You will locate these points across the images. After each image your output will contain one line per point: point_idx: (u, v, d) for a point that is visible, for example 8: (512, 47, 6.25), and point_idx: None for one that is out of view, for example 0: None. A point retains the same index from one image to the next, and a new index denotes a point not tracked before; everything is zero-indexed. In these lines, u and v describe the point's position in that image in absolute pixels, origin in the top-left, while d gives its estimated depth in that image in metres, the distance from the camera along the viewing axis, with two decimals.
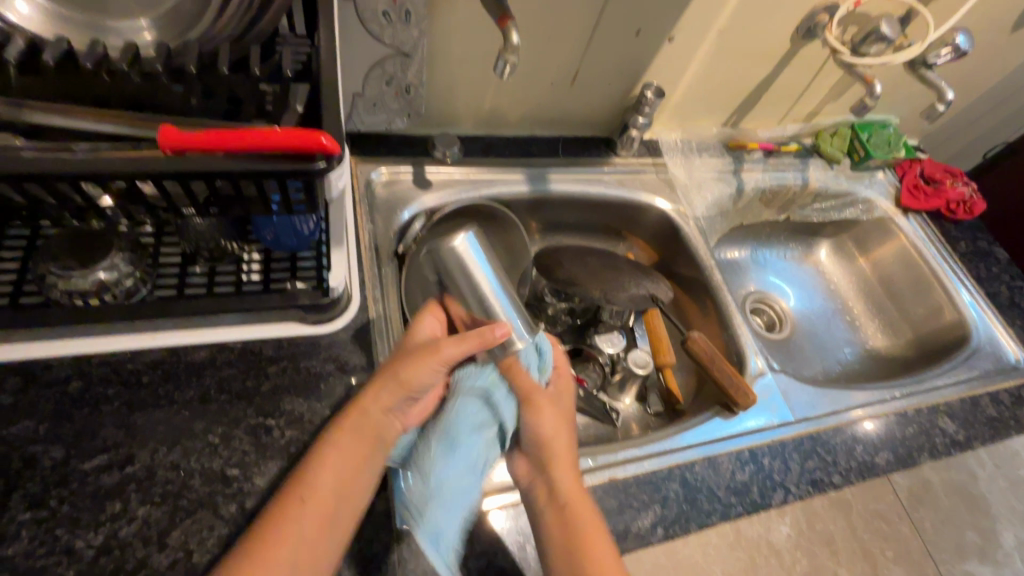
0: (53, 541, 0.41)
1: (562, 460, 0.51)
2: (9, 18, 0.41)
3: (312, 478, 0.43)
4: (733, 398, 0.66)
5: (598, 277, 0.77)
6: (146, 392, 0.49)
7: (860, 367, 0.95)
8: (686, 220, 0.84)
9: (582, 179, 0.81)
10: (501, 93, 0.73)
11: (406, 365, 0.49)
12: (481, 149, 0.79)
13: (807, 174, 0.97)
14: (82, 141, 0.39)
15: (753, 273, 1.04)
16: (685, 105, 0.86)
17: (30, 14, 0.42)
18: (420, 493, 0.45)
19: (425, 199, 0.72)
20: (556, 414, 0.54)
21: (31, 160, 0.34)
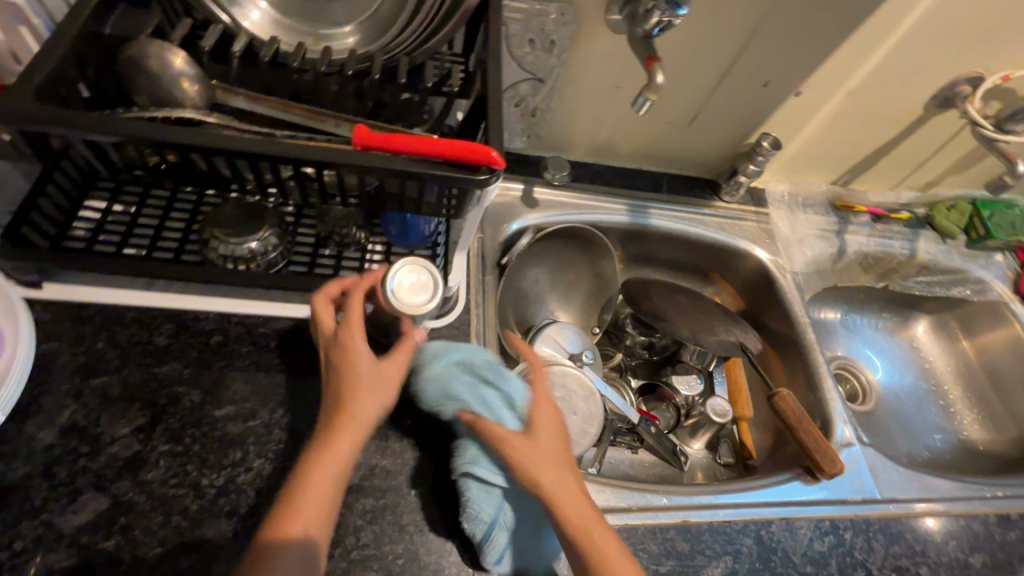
0: (184, 475, 0.46)
1: (569, 505, 0.45)
2: (246, 26, 0.48)
3: (302, 503, 0.40)
4: (818, 464, 0.63)
5: (687, 316, 0.77)
6: (272, 355, 0.53)
7: (952, 457, 0.89)
8: (784, 273, 0.83)
9: (683, 218, 0.82)
10: (618, 126, 0.76)
11: (367, 402, 0.44)
12: (589, 176, 0.81)
13: (916, 245, 0.93)
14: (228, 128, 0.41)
15: (842, 338, 1.00)
16: (798, 159, 0.85)
17: (259, 22, 0.49)
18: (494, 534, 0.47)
19: (531, 216, 0.75)
20: (545, 451, 0.47)
21: (236, 138, 0.37)
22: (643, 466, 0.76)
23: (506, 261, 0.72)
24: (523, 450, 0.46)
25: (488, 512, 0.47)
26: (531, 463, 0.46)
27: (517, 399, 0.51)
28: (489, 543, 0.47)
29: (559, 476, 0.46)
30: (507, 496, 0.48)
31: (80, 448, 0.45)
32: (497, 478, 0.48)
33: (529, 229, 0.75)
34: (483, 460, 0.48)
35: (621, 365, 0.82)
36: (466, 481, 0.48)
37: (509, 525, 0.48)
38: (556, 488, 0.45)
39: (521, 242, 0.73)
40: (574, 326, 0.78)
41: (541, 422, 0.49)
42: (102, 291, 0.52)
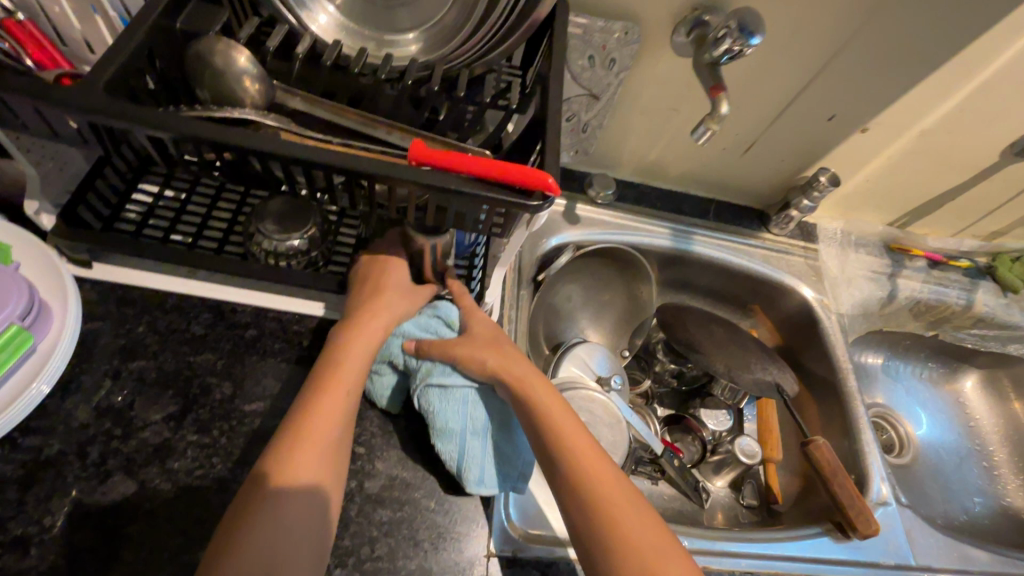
0: (209, 467, 0.46)
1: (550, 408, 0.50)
2: (312, 28, 0.48)
3: (312, 425, 0.44)
4: (851, 520, 0.60)
5: (723, 349, 0.74)
6: (303, 353, 0.54)
7: (992, 523, 0.84)
8: (829, 314, 0.79)
9: (727, 247, 0.79)
10: (670, 148, 0.73)
11: (384, 318, 0.52)
12: (633, 195, 0.80)
13: (974, 296, 0.88)
14: (283, 130, 0.41)
15: (882, 385, 0.95)
16: (855, 197, 0.81)
17: (325, 25, 0.49)
18: (465, 443, 0.50)
19: (571, 233, 0.74)
20: (489, 339, 0.54)
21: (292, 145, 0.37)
22: (662, 499, 0.74)
23: (541, 277, 0.72)
24: (465, 345, 0.53)
25: (455, 422, 0.50)
26: (476, 349, 0.52)
27: (451, 314, 0.57)
28: (464, 454, 0.49)
29: (512, 362, 0.52)
30: (470, 403, 0.52)
31: (113, 430, 0.46)
32: (455, 380, 0.52)
33: (568, 245, 0.74)
34: (437, 367, 0.52)
35: (648, 391, 0.81)
36: (427, 391, 0.51)
37: (480, 430, 0.51)
38: (514, 368, 0.51)
39: (559, 260, 0.72)
40: (603, 347, 0.77)
41: (479, 321, 0.55)
42: (144, 277, 0.53)
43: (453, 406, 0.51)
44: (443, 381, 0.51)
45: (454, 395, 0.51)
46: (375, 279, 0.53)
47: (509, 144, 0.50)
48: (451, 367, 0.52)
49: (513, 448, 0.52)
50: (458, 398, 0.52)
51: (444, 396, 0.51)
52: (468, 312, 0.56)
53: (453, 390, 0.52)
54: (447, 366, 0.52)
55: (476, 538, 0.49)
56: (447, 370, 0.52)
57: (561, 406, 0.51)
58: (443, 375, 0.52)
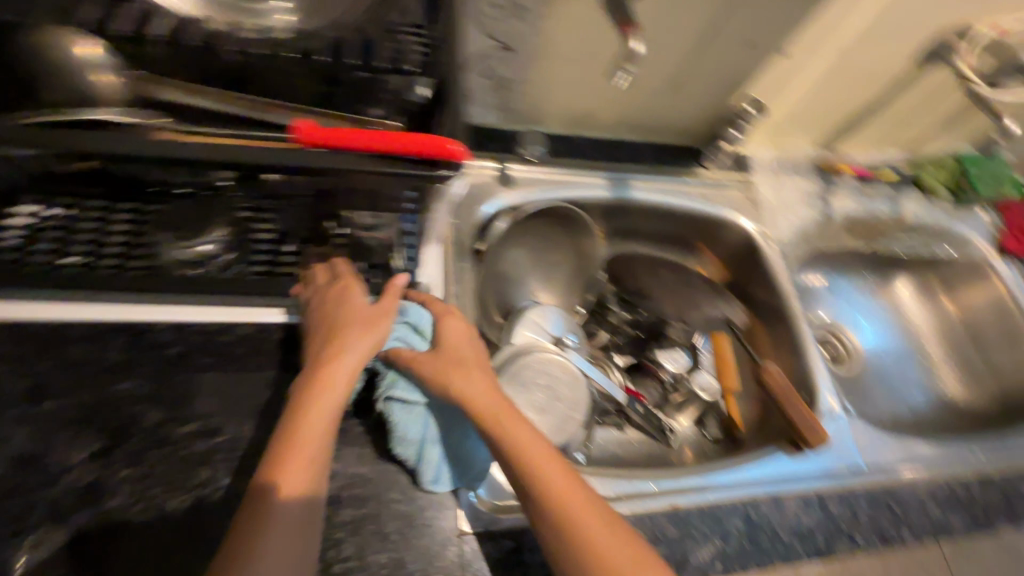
0: (148, 500, 0.43)
1: (524, 442, 0.47)
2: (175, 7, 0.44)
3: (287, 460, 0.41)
4: (802, 434, 0.64)
5: (674, 293, 0.77)
6: (236, 365, 0.50)
7: (931, 414, 0.92)
8: (768, 242, 0.81)
9: (666, 191, 0.79)
10: (595, 95, 0.71)
11: (352, 348, 0.47)
12: (566, 148, 0.77)
13: (899, 205, 0.92)
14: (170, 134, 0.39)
15: (825, 301, 0.99)
16: (784, 122, 0.81)
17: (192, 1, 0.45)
18: (421, 451, 0.49)
19: (506, 196, 0.70)
20: (451, 355, 0.51)
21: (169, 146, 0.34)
22: (631, 446, 0.75)
23: (478, 246, 0.68)
24: (431, 362, 0.50)
25: (413, 432, 0.49)
26: (438, 368, 0.50)
27: (422, 322, 0.55)
28: (421, 460, 0.49)
29: (474, 383, 0.49)
30: (431, 414, 0.51)
31: (33, 480, 0.42)
32: (416, 395, 0.50)
33: (503, 211, 0.70)
34: (399, 380, 0.51)
35: (605, 343, 0.80)
36: (388, 403, 0.50)
37: (442, 437, 0.50)
38: (474, 390, 0.49)
39: (496, 228, 0.69)
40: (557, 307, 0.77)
41: (451, 328, 0.53)
42: (41, 309, 0.48)
43: (411, 417, 0.50)
44: (400, 395, 0.50)
45: (413, 406, 0.50)
46: (343, 301, 0.49)
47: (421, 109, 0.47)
48: (414, 380, 0.51)
49: (475, 454, 0.51)
50: (417, 408, 0.50)
51: (402, 408, 0.50)
52: (441, 317, 0.54)
53: (411, 402, 0.50)
54: (407, 379, 0.51)
55: (446, 520, 0.49)
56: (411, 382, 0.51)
57: (523, 426, 0.48)
58: (406, 389, 0.51)
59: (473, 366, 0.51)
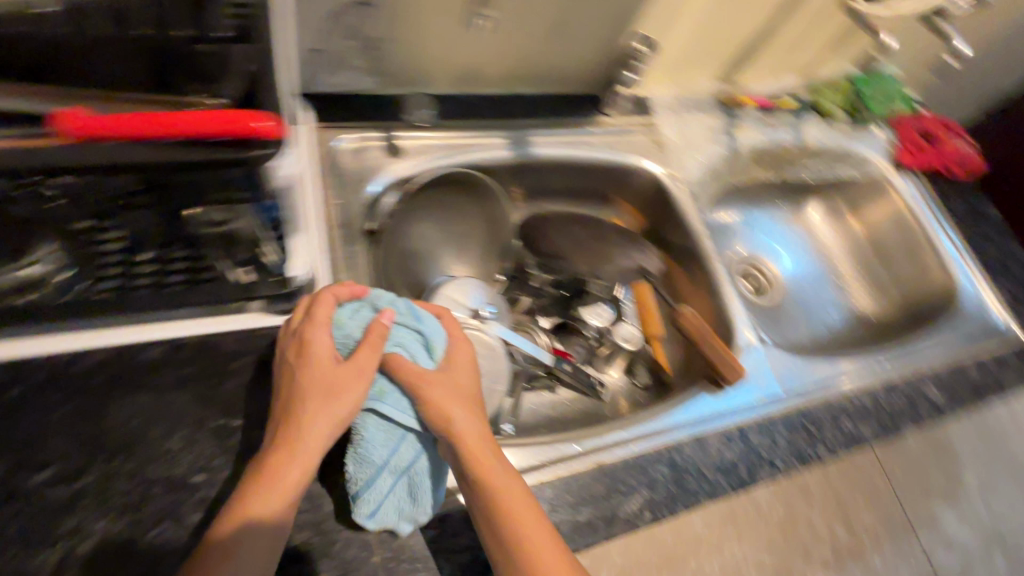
0: (4, 562, 0.39)
1: (508, 497, 0.46)
2: None
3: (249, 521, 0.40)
4: (720, 371, 0.65)
5: (582, 247, 0.76)
6: (93, 397, 0.45)
7: (846, 330, 0.96)
8: (676, 184, 0.80)
9: (569, 142, 0.76)
10: (477, 47, 0.65)
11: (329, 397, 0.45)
12: (459, 108, 0.72)
13: (802, 132, 0.93)
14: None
15: (742, 236, 1.01)
16: (679, 58, 0.79)
17: None
18: (371, 478, 0.46)
19: (397, 167, 0.65)
20: (455, 393, 0.50)
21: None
22: (564, 406, 0.74)
23: (373, 226, 0.62)
24: (438, 391, 0.48)
25: (377, 454, 0.46)
26: (442, 400, 0.48)
27: (436, 340, 0.52)
28: (369, 487, 0.46)
29: (469, 428, 0.48)
30: (405, 440, 0.48)
31: None
32: (400, 419, 0.48)
33: (392, 184, 0.65)
34: (388, 394, 0.48)
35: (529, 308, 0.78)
36: (365, 414, 0.47)
37: (407, 469, 0.47)
38: (469, 437, 0.48)
39: (387, 201, 0.63)
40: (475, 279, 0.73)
41: (456, 362, 0.52)
42: None
43: (378, 438, 0.47)
44: (387, 413, 0.47)
45: (388, 428, 0.48)
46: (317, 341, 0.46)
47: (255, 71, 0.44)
48: (406, 401, 0.49)
49: (423, 496, 0.47)
50: (397, 435, 0.48)
51: (378, 427, 0.47)
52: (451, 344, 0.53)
53: (389, 423, 0.48)
54: (399, 396, 0.48)
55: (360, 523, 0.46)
56: (402, 401, 0.48)
57: (497, 466, 0.47)
58: (393, 408, 0.48)
59: (469, 406, 0.49)
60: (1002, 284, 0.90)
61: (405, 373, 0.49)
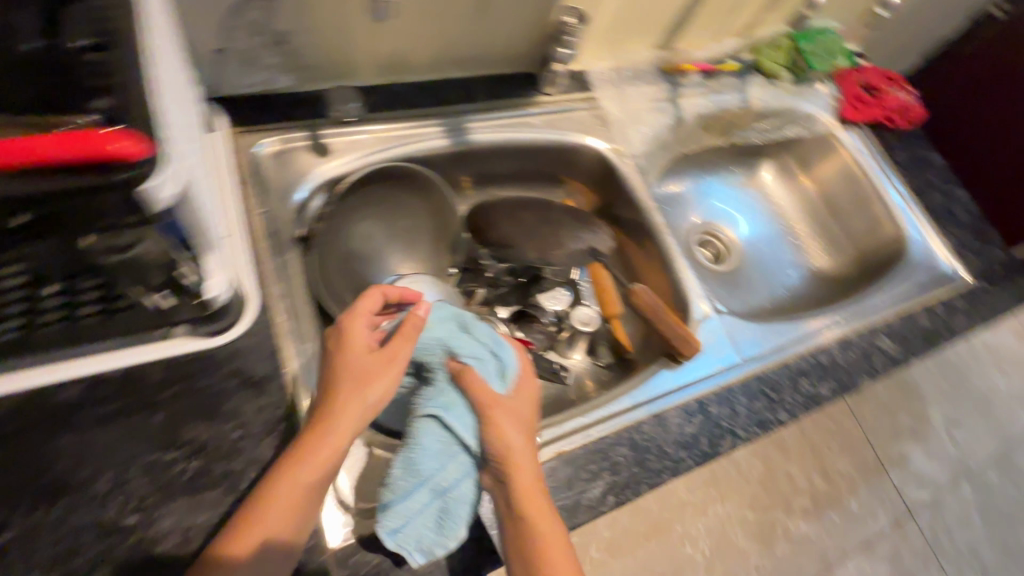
0: None
1: (545, 531, 0.46)
2: None
3: (285, 487, 0.42)
4: (676, 347, 0.65)
5: (531, 233, 0.72)
6: (7, 447, 0.42)
7: (805, 288, 0.97)
8: (623, 159, 0.79)
9: (508, 126, 0.73)
10: (398, 33, 0.62)
11: (363, 381, 0.46)
12: (388, 98, 0.68)
13: (747, 94, 0.92)
14: None
15: (696, 204, 1.01)
16: (615, 29, 0.77)
17: None
18: (413, 488, 0.47)
19: (326, 168, 0.62)
20: (517, 424, 0.51)
21: None
22: None
23: (303, 232, 0.58)
24: (504, 419, 0.50)
25: (427, 466, 0.48)
26: (503, 428, 0.50)
27: (509, 367, 0.54)
28: (409, 494, 0.47)
29: (526, 471, 0.48)
30: (457, 460, 0.49)
31: None
32: (458, 436, 0.49)
33: (321, 186, 0.61)
34: (455, 408, 0.50)
35: (487, 298, 0.76)
36: (424, 421, 0.50)
37: (444, 492, 0.48)
38: (524, 477, 0.48)
39: (313, 206, 0.60)
40: (427, 275, 0.70)
41: (522, 392, 0.54)
42: None
43: (431, 448, 0.48)
44: (450, 424, 0.49)
45: (445, 443, 0.49)
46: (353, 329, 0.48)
47: (110, 85, 0.32)
48: (470, 419, 0.50)
49: (452, 526, 0.47)
50: (453, 451, 0.49)
51: (437, 438, 0.49)
52: (521, 375, 0.54)
53: (450, 436, 0.49)
54: (464, 413, 0.50)
55: None
56: (466, 419, 0.50)
57: (546, 509, 0.48)
58: (457, 421, 0.50)
59: (527, 436, 0.51)
60: (949, 230, 0.92)
61: (475, 389, 0.51)
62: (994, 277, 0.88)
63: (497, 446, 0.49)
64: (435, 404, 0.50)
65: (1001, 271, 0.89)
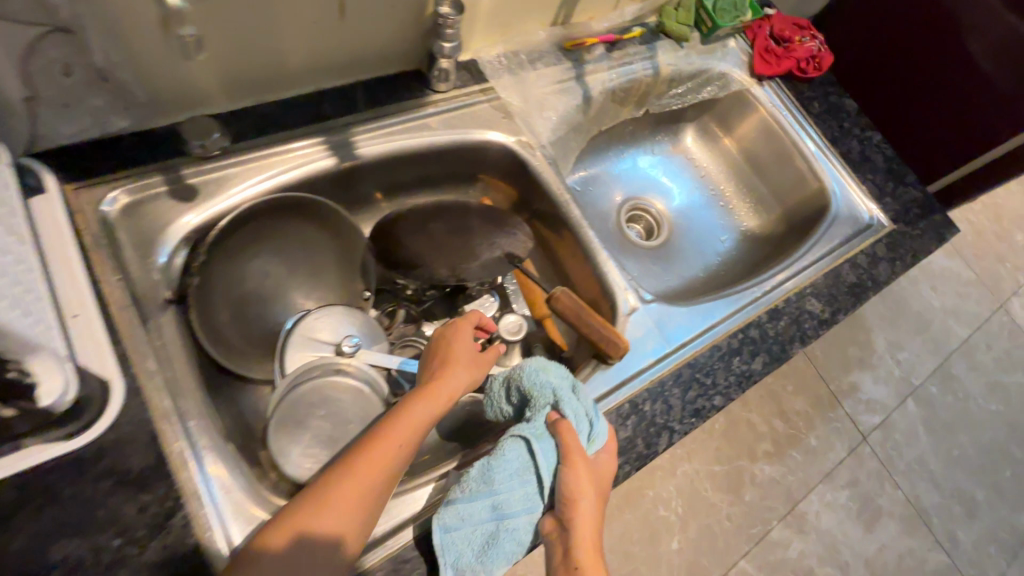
0: None
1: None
2: None
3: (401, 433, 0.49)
4: (604, 350, 0.62)
5: (443, 249, 0.67)
6: None
7: (738, 252, 0.97)
8: (531, 151, 0.74)
9: (399, 132, 0.67)
10: (247, 49, 0.54)
11: (464, 366, 0.57)
12: (259, 121, 0.61)
13: (657, 61, 0.88)
14: None
15: (621, 181, 0.99)
16: (502, 13, 0.70)
17: None
18: (480, 498, 0.52)
19: (188, 218, 0.55)
20: (592, 482, 0.53)
21: None
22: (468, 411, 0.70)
23: (195, 281, 0.53)
24: (584, 470, 0.52)
25: (499, 483, 0.52)
26: (578, 480, 0.52)
27: (598, 436, 0.56)
28: (473, 500, 0.52)
29: (590, 528, 0.50)
30: (526, 489, 0.52)
31: None
32: (535, 469, 0.53)
33: (188, 240, 0.54)
34: (544, 440, 0.53)
35: (412, 316, 0.74)
36: (515, 444, 0.53)
37: (502, 516, 0.52)
38: (583, 531, 0.50)
39: (179, 263, 0.54)
40: (346, 307, 0.66)
41: (601, 460, 0.55)
42: None
43: (511, 470, 0.52)
44: (535, 454, 0.53)
45: (522, 470, 0.52)
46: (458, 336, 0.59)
47: None
48: (553, 457, 0.53)
49: (494, 549, 0.51)
50: (529, 477, 0.52)
51: (519, 462, 0.52)
52: (607, 448, 0.56)
53: (530, 463, 0.53)
54: (550, 448, 0.53)
55: None
56: (549, 455, 0.53)
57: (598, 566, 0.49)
58: (542, 455, 0.53)
59: (594, 489, 0.53)
60: (867, 177, 0.92)
61: (567, 435, 0.53)
62: (913, 218, 0.89)
63: (569, 486, 0.51)
64: (531, 430, 0.54)
65: (919, 212, 0.90)
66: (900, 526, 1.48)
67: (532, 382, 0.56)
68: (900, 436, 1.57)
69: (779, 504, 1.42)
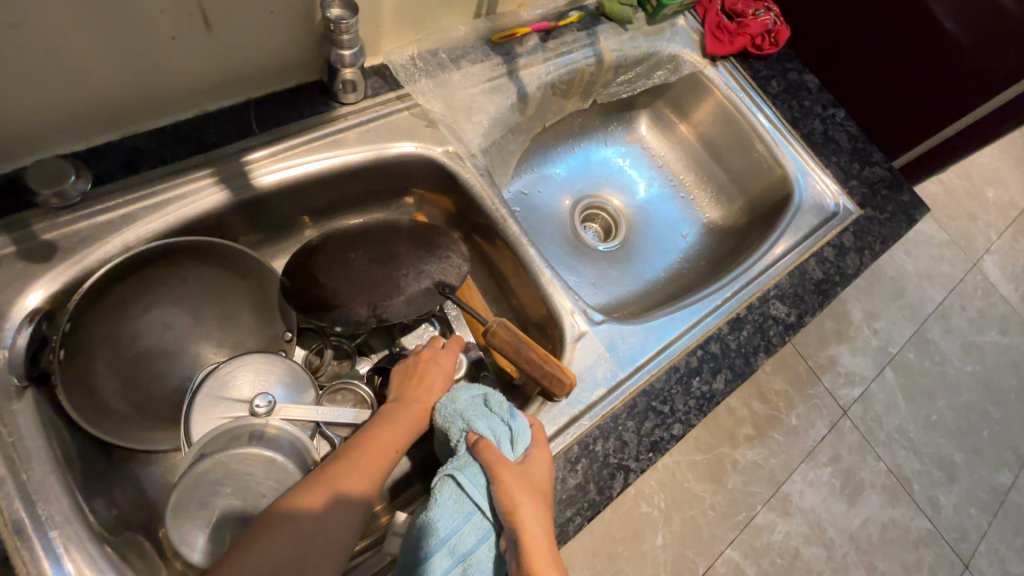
0: None
1: None
2: None
3: (382, 438, 0.50)
4: (548, 388, 0.56)
5: (362, 284, 0.61)
6: None
7: (701, 247, 0.91)
8: (460, 162, 0.66)
9: (303, 153, 0.59)
10: (93, 79, 0.46)
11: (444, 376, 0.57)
12: (127, 158, 0.53)
13: (598, 47, 0.80)
14: None
15: (574, 180, 0.92)
16: (411, 10, 0.62)
17: None
18: (436, 553, 0.45)
19: (32, 296, 0.47)
20: (531, 488, 0.48)
21: None
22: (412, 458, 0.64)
23: (59, 354, 0.46)
24: (517, 479, 0.47)
25: (445, 529, 0.45)
26: (514, 491, 0.47)
27: (521, 436, 0.51)
28: (433, 558, 0.45)
29: (539, 537, 0.45)
30: (475, 516, 0.47)
31: None
32: (473, 494, 0.47)
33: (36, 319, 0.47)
34: (468, 468, 0.48)
35: (348, 350, 0.66)
36: (445, 481, 0.48)
37: (463, 558, 0.45)
38: (536, 540, 0.45)
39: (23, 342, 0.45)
40: (268, 355, 0.59)
41: (537, 461, 0.50)
42: None
43: (450, 511, 0.46)
44: (465, 485, 0.47)
45: (462, 503, 0.47)
46: (438, 349, 0.59)
47: None
48: (483, 480, 0.48)
49: None
50: (469, 508, 0.47)
51: (451, 499, 0.47)
52: (534, 444, 0.51)
53: (465, 493, 0.47)
54: (477, 472, 0.48)
55: None
56: (479, 482, 0.48)
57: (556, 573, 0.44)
58: (470, 482, 0.47)
59: (535, 496, 0.48)
60: (831, 160, 0.86)
61: (487, 452, 0.48)
62: (881, 201, 0.84)
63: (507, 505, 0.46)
64: (453, 463, 0.49)
65: (887, 193, 0.85)
66: (883, 497, 1.47)
67: (443, 413, 0.53)
68: (880, 408, 1.56)
69: (762, 488, 1.39)
